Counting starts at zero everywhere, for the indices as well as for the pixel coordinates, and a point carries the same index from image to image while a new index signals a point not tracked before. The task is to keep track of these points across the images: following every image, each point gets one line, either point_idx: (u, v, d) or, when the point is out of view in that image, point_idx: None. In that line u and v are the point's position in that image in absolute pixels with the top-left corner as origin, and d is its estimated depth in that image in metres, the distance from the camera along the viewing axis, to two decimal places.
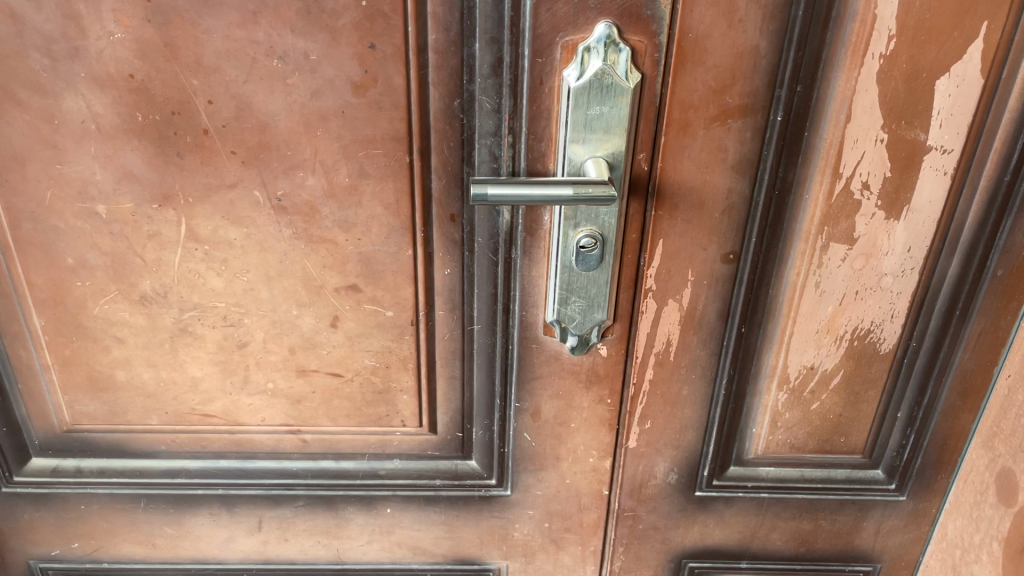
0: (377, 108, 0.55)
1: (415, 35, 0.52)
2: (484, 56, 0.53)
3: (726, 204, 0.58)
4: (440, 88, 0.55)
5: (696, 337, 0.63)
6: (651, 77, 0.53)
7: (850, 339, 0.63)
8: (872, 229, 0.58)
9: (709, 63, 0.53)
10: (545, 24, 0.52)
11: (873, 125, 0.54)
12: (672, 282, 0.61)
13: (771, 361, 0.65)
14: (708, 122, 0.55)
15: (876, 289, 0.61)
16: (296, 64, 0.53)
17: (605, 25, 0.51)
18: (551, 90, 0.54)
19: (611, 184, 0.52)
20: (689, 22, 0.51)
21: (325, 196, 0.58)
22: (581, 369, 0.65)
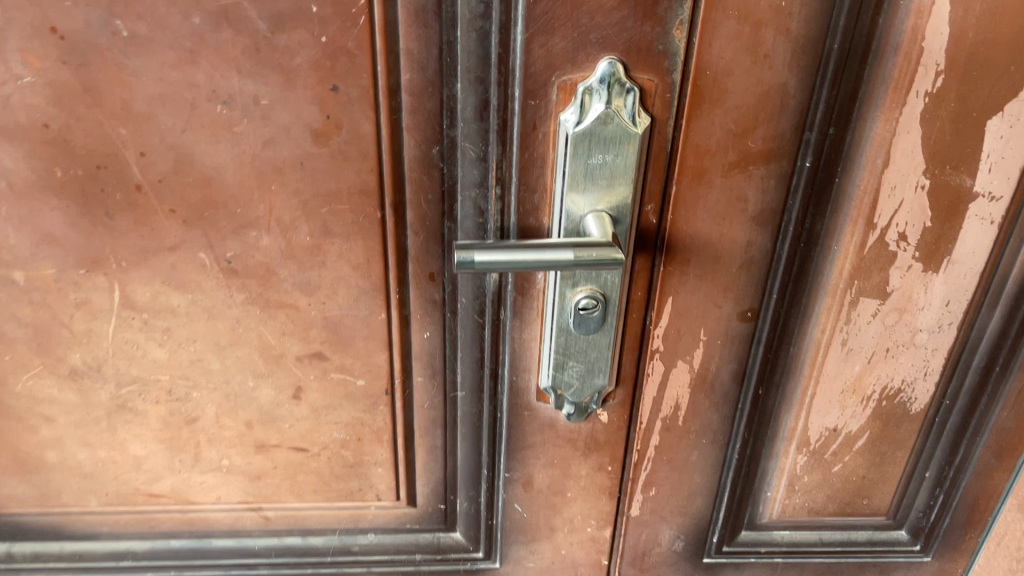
0: (342, 159, 0.46)
1: (385, 74, 0.44)
2: (467, 98, 0.45)
3: (745, 258, 0.50)
4: (416, 135, 0.46)
5: (707, 400, 0.56)
6: (661, 119, 0.46)
7: (877, 399, 0.57)
8: (908, 282, 0.52)
9: (730, 103, 0.45)
10: (538, 62, 0.44)
11: (914, 170, 0.48)
12: (681, 342, 0.54)
13: (790, 423, 0.58)
14: (727, 169, 0.47)
15: (909, 346, 0.54)
16: (244, 109, 0.45)
17: (610, 62, 0.44)
18: (546, 136, 0.46)
19: (619, 248, 0.45)
20: (707, 58, 0.44)
21: (282, 256, 0.50)
22: (578, 437, 0.58)
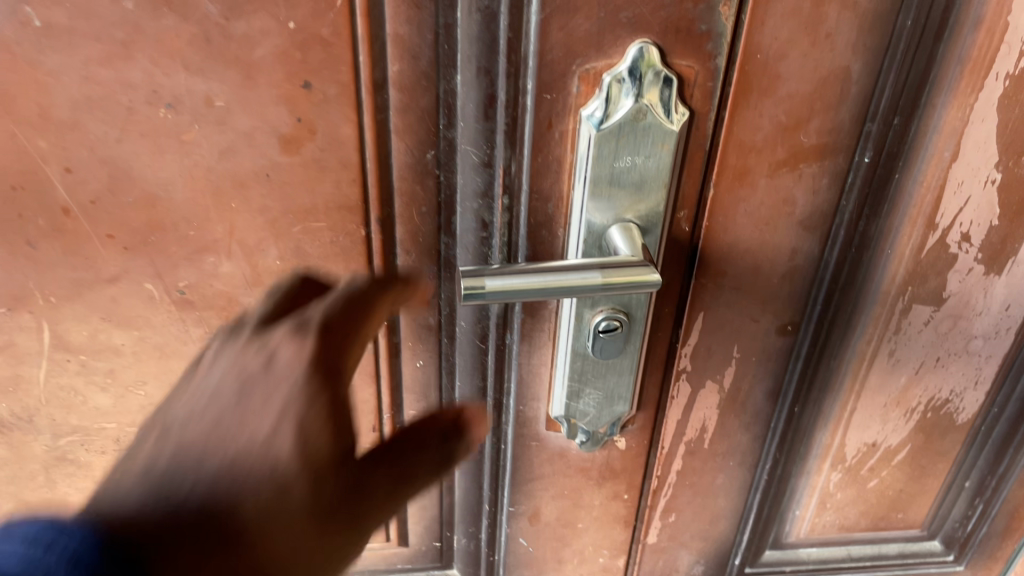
0: (317, 169, 0.38)
1: (368, 66, 0.35)
2: (469, 93, 0.37)
3: (789, 266, 0.44)
4: (406, 137, 0.38)
5: (738, 421, 0.50)
6: (701, 112, 0.38)
7: (922, 412, 0.51)
8: (966, 287, 0.46)
9: (783, 92, 0.38)
10: (557, 48, 0.35)
11: (985, 163, 0.41)
12: (712, 360, 0.47)
13: (825, 440, 0.53)
14: (773, 169, 0.40)
15: (961, 355, 0.49)
16: (194, 113, 0.35)
17: (641, 46, 0.35)
18: (563, 135, 0.38)
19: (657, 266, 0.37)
20: (759, 40, 0.36)
21: (246, 285, 0.41)
22: (592, 465, 0.51)
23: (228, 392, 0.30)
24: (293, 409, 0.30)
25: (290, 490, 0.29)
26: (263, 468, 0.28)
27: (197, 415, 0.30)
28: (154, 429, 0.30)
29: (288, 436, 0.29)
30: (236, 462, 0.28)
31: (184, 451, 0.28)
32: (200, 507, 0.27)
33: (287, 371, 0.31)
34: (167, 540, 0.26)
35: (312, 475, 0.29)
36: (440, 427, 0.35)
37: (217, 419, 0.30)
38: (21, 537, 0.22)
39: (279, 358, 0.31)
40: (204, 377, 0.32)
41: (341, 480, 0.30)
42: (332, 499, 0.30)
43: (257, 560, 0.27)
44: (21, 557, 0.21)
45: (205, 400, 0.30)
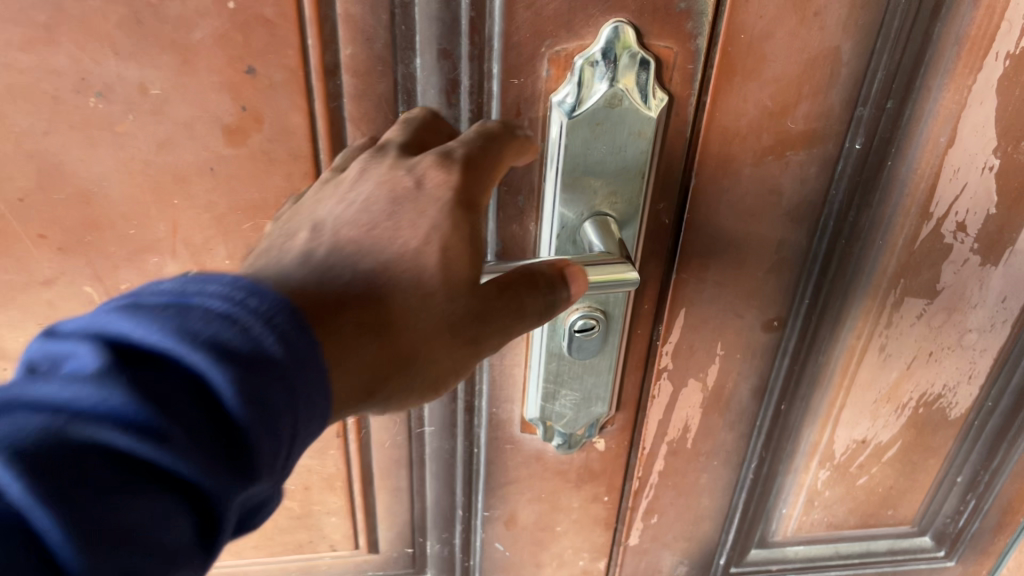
0: (266, 162, 0.35)
1: (318, 50, 0.32)
2: (429, 78, 0.34)
3: (776, 260, 0.41)
4: (362, 126, 0.35)
5: (722, 420, 0.48)
6: (681, 97, 0.35)
7: (914, 407, 0.49)
8: (961, 278, 0.43)
9: (768, 75, 0.35)
10: (523, 29, 0.33)
11: (983, 148, 0.39)
12: (694, 358, 0.45)
13: (813, 437, 0.50)
14: (759, 157, 0.37)
15: (955, 349, 0.47)
16: (127, 102, 0.32)
17: (616, 26, 0.33)
18: (533, 123, 0.35)
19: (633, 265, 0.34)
20: (742, 19, 0.33)
21: None
22: (570, 468, 0.49)
23: (377, 207, 0.29)
24: (438, 224, 0.29)
25: (425, 300, 0.29)
26: (411, 287, 0.28)
27: (342, 215, 0.29)
28: (311, 225, 0.29)
29: (428, 249, 0.29)
30: (387, 262, 0.28)
31: (342, 250, 0.28)
32: (351, 292, 0.27)
33: (436, 188, 0.30)
34: (326, 312, 0.26)
35: (449, 300, 0.29)
36: (545, 270, 0.32)
37: (373, 228, 0.29)
38: (224, 286, 0.22)
39: (426, 179, 0.30)
40: (329, 195, 0.31)
41: (479, 297, 0.30)
42: (470, 316, 0.30)
43: (392, 358, 0.28)
44: (222, 309, 0.21)
45: (359, 207, 0.30)
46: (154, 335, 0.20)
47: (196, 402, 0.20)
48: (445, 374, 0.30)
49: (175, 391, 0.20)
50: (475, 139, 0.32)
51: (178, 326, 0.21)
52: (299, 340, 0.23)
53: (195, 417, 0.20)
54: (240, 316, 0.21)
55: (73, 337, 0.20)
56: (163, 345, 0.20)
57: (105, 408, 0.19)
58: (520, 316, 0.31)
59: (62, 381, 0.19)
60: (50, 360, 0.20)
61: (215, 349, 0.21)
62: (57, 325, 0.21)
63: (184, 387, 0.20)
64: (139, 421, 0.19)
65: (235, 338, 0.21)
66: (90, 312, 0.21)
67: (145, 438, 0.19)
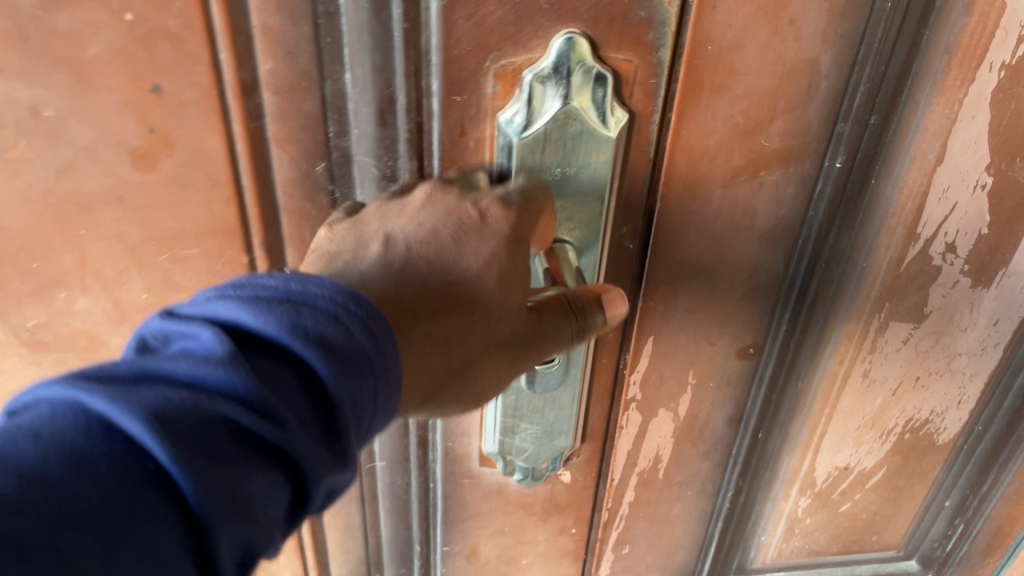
0: (181, 189, 0.31)
1: (232, 66, 0.29)
2: (361, 96, 0.30)
3: (750, 285, 0.38)
4: (288, 148, 0.31)
5: (695, 449, 0.45)
6: (643, 114, 0.32)
7: (899, 433, 0.46)
8: (950, 301, 0.40)
9: (739, 90, 0.32)
10: (464, 41, 0.29)
11: (974, 166, 0.35)
12: (664, 388, 0.42)
13: (793, 464, 0.47)
14: (730, 178, 0.34)
15: (943, 374, 0.44)
16: (18, 126, 0.29)
17: (568, 37, 0.29)
18: (479, 143, 0.32)
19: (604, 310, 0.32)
20: (709, 29, 0.30)
21: (110, 322, 0.34)
22: (534, 501, 0.45)
23: (446, 230, 0.30)
24: (501, 256, 0.30)
25: (480, 318, 0.30)
26: (472, 315, 0.30)
27: (409, 229, 0.30)
28: (383, 233, 0.30)
29: (490, 277, 0.30)
30: (453, 283, 0.30)
31: (413, 269, 0.29)
32: (418, 309, 0.28)
33: (499, 225, 0.30)
34: (398, 319, 0.28)
35: (497, 323, 0.30)
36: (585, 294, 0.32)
37: (441, 253, 0.30)
38: (331, 287, 0.23)
39: (490, 210, 0.30)
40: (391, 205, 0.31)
41: (528, 320, 0.31)
42: (516, 338, 0.31)
43: (443, 372, 0.29)
44: (329, 310, 0.22)
45: (426, 228, 0.30)
46: (271, 325, 0.21)
47: (304, 388, 0.21)
48: (485, 394, 0.31)
49: (286, 380, 0.21)
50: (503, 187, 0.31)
51: (290, 322, 0.21)
52: (388, 343, 0.24)
53: (302, 403, 0.21)
54: (345, 317, 0.22)
55: (187, 321, 0.21)
56: (277, 335, 0.21)
57: (229, 385, 0.19)
58: (558, 342, 0.31)
59: (189, 357, 0.19)
60: (165, 343, 0.21)
61: (321, 343, 0.21)
62: (169, 309, 0.22)
63: (294, 375, 0.21)
64: (259, 401, 0.19)
65: (337, 335, 0.22)
66: (199, 299, 0.22)
67: (264, 416, 0.19)
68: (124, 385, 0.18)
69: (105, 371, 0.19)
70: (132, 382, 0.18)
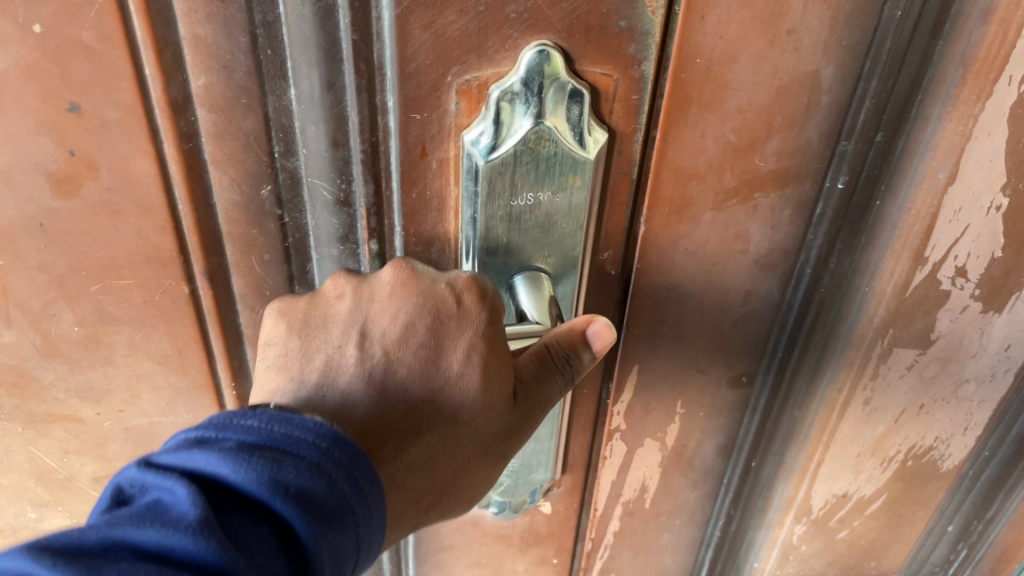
0: (109, 215, 0.28)
1: (160, 82, 0.25)
2: (309, 114, 0.27)
3: (742, 312, 0.35)
4: (229, 170, 0.28)
5: (684, 479, 0.42)
6: (625, 132, 0.29)
7: (901, 460, 0.43)
8: (959, 326, 0.37)
9: (732, 106, 0.28)
10: (422, 54, 0.26)
11: (989, 186, 0.32)
12: (651, 418, 0.39)
13: (788, 491, 0.45)
14: (721, 200, 0.31)
15: (950, 401, 0.41)
16: None
17: (540, 49, 0.26)
18: (443, 165, 0.29)
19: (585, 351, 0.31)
20: (698, 40, 0.27)
21: (40, 356, 0.31)
22: (512, 532, 0.43)
23: (422, 324, 0.29)
24: (479, 355, 0.29)
25: (465, 426, 0.29)
26: (453, 417, 0.29)
27: (383, 328, 0.29)
28: (356, 335, 0.29)
29: (471, 381, 0.29)
30: (434, 392, 0.29)
31: (391, 379, 0.28)
32: (399, 425, 0.28)
33: (472, 320, 0.29)
34: (381, 448, 0.27)
35: (482, 424, 0.30)
36: (561, 360, 0.30)
37: (419, 353, 0.29)
38: (312, 433, 0.24)
39: (462, 300, 0.29)
40: (359, 288, 0.29)
41: (513, 412, 0.30)
42: (504, 433, 0.30)
43: (433, 479, 0.29)
44: (310, 460, 0.24)
45: (400, 325, 0.29)
46: (253, 481, 0.22)
47: (279, 543, 0.22)
48: (483, 489, 0.31)
49: (263, 538, 0.22)
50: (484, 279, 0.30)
51: (270, 476, 0.22)
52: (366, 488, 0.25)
53: (275, 561, 0.22)
54: (325, 467, 0.24)
55: (165, 474, 0.22)
56: (259, 492, 0.22)
57: (200, 557, 0.19)
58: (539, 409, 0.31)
59: (162, 521, 0.20)
60: (143, 495, 0.22)
61: (301, 500, 0.23)
62: (147, 457, 0.23)
63: (271, 531, 0.22)
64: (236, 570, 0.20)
65: (318, 488, 0.23)
66: (180, 446, 0.23)
67: None
68: (95, 560, 0.18)
69: (75, 540, 0.19)
70: (101, 555, 0.19)
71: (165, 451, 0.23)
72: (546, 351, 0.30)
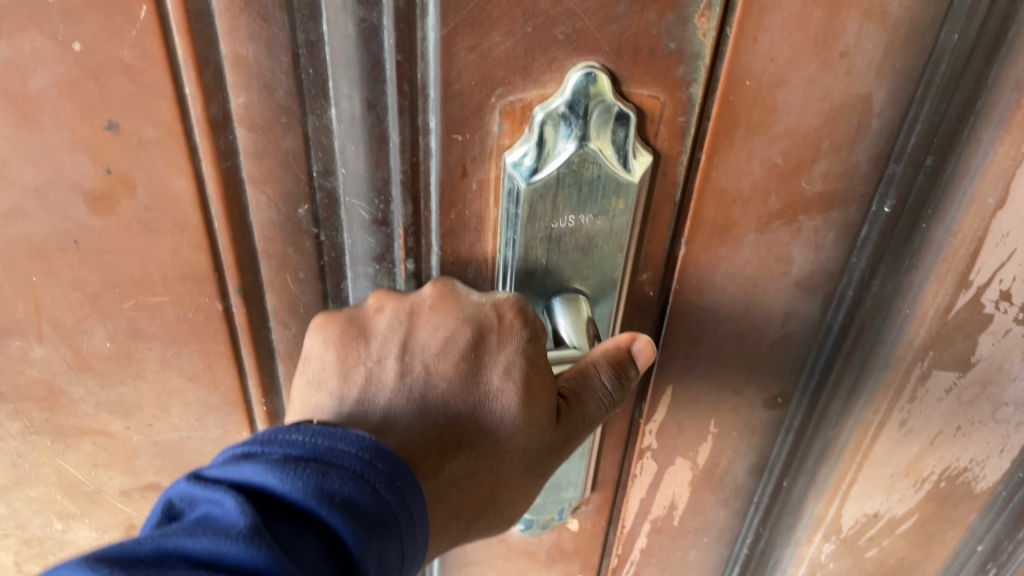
0: (144, 233, 0.27)
1: (201, 99, 0.25)
2: (349, 133, 0.26)
3: (781, 334, 0.34)
4: (267, 189, 0.28)
5: (714, 497, 0.41)
6: (669, 154, 0.28)
7: (935, 481, 0.42)
8: (1001, 350, 0.35)
9: (780, 128, 0.28)
10: (467, 75, 0.25)
11: None
12: (683, 436, 0.38)
13: (818, 509, 0.45)
14: (765, 223, 0.30)
15: (986, 424, 0.39)
16: None
17: (587, 71, 0.25)
18: (483, 186, 0.28)
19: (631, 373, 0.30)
20: (749, 62, 0.26)
21: (71, 371, 0.31)
22: (539, 549, 0.42)
23: (463, 338, 0.29)
24: (518, 370, 0.29)
25: (505, 445, 0.29)
26: (493, 433, 0.29)
27: (424, 342, 0.29)
28: (398, 347, 0.29)
29: (511, 397, 0.29)
30: (474, 407, 0.29)
31: (431, 392, 0.29)
32: (440, 440, 0.28)
33: (513, 336, 0.29)
34: (423, 462, 0.28)
35: (522, 443, 0.29)
36: (605, 386, 0.30)
37: (459, 367, 0.29)
38: (355, 445, 0.24)
39: (502, 317, 0.29)
40: (401, 303, 0.29)
41: (554, 431, 0.30)
42: (545, 450, 0.30)
43: (474, 496, 0.29)
44: (354, 471, 0.23)
45: (441, 338, 0.29)
46: (298, 489, 0.22)
47: (327, 555, 0.22)
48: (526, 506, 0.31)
49: (309, 547, 0.22)
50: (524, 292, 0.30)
51: (315, 485, 0.22)
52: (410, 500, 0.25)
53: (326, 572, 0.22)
54: (368, 477, 0.24)
55: (213, 487, 0.22)
56: (306, 502, 0.22)
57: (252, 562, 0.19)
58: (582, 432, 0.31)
59: (212, 530, 0.20)
60: (194, 510, 0.22)
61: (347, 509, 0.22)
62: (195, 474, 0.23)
63: (319, 541, 0.22)
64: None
65: (362, 498, 0.23)
66: (226, 462, 0.23)
67: None
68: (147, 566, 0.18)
69: (126, 550, 0.19)
70: (154, 564, 0.19)
71: (212, 467, 0.23)
72: (590, 377, 0.30)
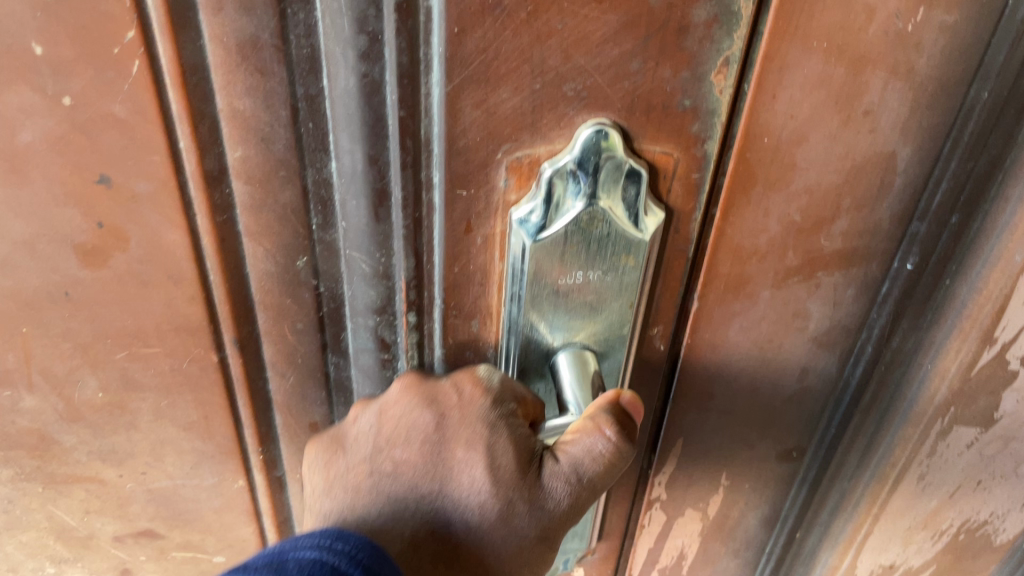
0: (137, 285, 0.27)
1: (194, 153, 0.24)
2: (350, 187, 0.25)
3: (796, 389, 0.33)
4: (264, 242, 0.27)
5: (724, 547, 0.40)
6: (684, 211, 0.27)
7: (953, 533, 0.40)
8: None
9: (799, 186, 0.27)
10: (473, 130, 0.24)
11: None
12: (693, 488, 0.37)
13: (829, 560, 0.43)
14: (782, 279, 0.29)
15: (1009, 478, 0.37)
16: None
17: (597, 128, 0.24)
18: (489, 242, 0.27)
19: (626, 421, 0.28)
20: (767, 120, 0.25)
21: (62, 420, 0.30)
22: None
23: (427, 421, 0.28)
24: (482, 442, 0.27)
25: (493, 533, 0.26)
26: (469, 518, 0.26)
27: (387, 428, 0.28)
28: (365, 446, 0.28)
29: (477, 470, 0.27)
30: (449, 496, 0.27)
31: (401, 485, 0.27)
32: (412, 533, 0.26)
33: (474, 406, 0.28)
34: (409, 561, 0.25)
35: (506, 521, 0.26)
36: (600, 440, 0.27)
37: (426, 449, 0.28)
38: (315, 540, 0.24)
39: (462, 391, 0.28)
40: (371, 409, 0.29)
41: (547, 509, 0.27)
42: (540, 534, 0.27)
43: None
44: (312, 558, 0.23)
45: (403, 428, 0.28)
46: None
47: None
48: None
49: None
50: (524, 385, 0.30)
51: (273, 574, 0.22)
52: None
53: None
54: (330, 560, 0.23)
55: None
56: None
57: None
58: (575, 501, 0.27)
59: None
60: None
61: None
62: None
63: None
64: None
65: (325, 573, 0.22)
66: None
67: None
68: None
69: None
70: None
71: None
72: (582, 431, 0.27)
